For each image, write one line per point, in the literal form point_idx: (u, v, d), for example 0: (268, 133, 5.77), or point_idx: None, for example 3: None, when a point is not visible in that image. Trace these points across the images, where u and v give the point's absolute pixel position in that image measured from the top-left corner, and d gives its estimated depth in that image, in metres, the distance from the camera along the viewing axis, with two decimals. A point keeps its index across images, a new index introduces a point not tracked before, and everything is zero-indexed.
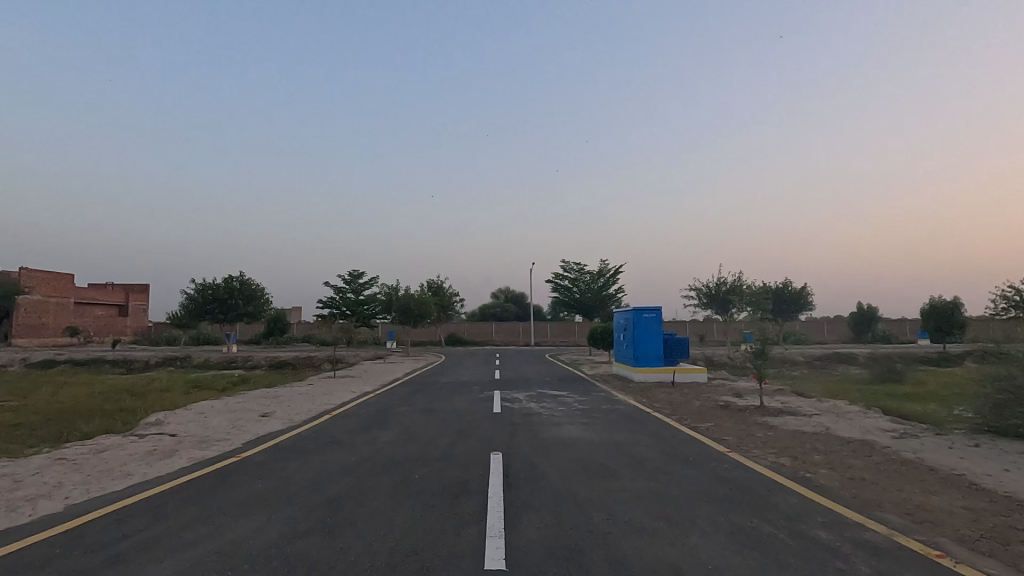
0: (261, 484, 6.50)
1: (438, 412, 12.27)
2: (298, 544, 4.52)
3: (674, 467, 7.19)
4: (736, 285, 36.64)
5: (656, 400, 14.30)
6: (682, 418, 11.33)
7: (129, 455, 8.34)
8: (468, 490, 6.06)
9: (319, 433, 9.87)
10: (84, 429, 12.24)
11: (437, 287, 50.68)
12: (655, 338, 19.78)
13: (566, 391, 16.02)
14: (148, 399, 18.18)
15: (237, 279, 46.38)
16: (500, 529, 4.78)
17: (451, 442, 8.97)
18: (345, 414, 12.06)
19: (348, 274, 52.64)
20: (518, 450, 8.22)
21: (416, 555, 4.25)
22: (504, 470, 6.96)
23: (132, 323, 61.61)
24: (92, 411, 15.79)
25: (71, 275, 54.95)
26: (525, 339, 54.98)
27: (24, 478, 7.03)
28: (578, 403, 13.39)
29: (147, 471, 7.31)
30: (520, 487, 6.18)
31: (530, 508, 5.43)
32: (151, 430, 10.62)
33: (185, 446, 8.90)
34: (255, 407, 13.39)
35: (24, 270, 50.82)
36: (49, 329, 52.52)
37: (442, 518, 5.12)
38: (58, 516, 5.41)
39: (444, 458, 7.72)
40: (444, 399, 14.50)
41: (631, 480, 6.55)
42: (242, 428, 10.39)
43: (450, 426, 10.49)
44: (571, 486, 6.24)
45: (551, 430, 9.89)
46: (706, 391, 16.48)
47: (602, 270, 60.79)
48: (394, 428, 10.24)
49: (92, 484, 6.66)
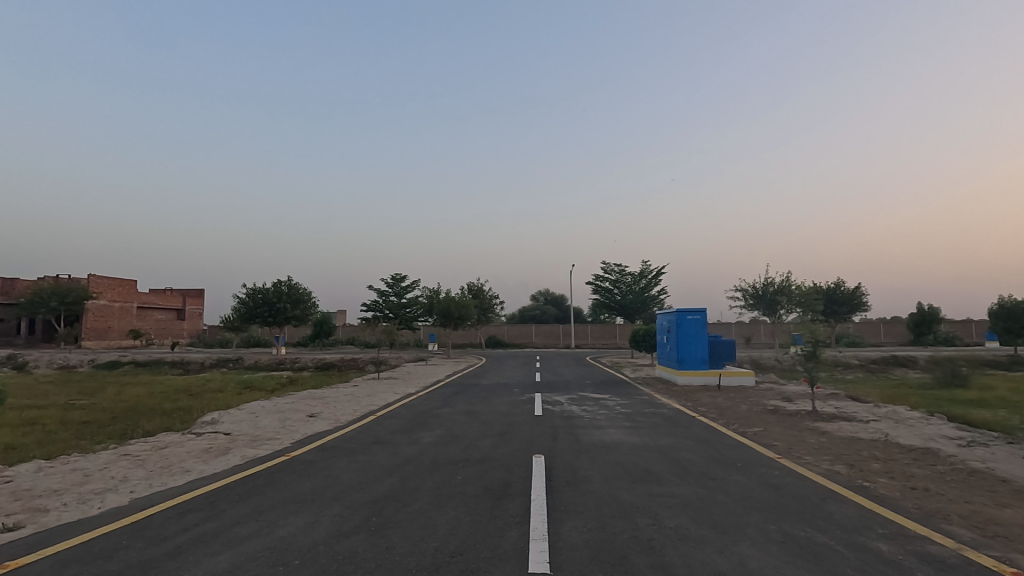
0: (310, 482, 6.68)
1: (479, 414, 12.37)
2: (345, 542, 4.62)
3: (721, 473, 7.00)
4: (786, 285, 35.23)
5: (700, 403, 13.99)
6: (729, 423, 11.02)
7: (187, 452, 8.74)
8: (510, 492, 6.07)
9: (361, 434, 10.02)
10: (146, 427, 12.88)
11: (478, 289, 51.69)
12: (699, 339, 19.28)
13: (608, 394, 15.82)
14: (203, 399, 18.99)
15: (285, 282, 48.02)
16: (543, 533, 4.73)
17: (493, 443, 9.01)
18: (389, 415, 12.29)
19: (392, 276, 53.23)
20: (560, 453, 8.16)
21: (458, 556, 4.27)
22: (546, 473, 6.90)
23: (189, 327, 64.99)
24: (151, 411, 16.58)
25: (134, 281, 58.45)
26: (565, 342, 54.71)
27: (93, 472, 7.46)
28: (621, 406, 13.23)
29: (204, 468, 7.65)
30: (563, 491, 6.12)
31: (573, 512, 5.37)
32: (207, 428, 11.12)
33: (238, 445, 9.24)
34: (304, 408, 13.89)
35: (92, 275, 54.14)
36: (114, 332, 55.81)
37: (485, 520, 5.14)
38: (123, 510, 5.73)
39: (485, 460, 7.76)
40: (485, 402, 14.59)
41: (675, 484, 6.41)
42: (291, 428, 10.76)
43: (491, 427, 10.54)
44: (613, 490, 6.14)
45: (594, 434, 9.78)
46: (754, 395, 15.95)
47: (644, 271, 59.52)
48: (437, 430, 10.37)
49: (154, 480, 7.01)
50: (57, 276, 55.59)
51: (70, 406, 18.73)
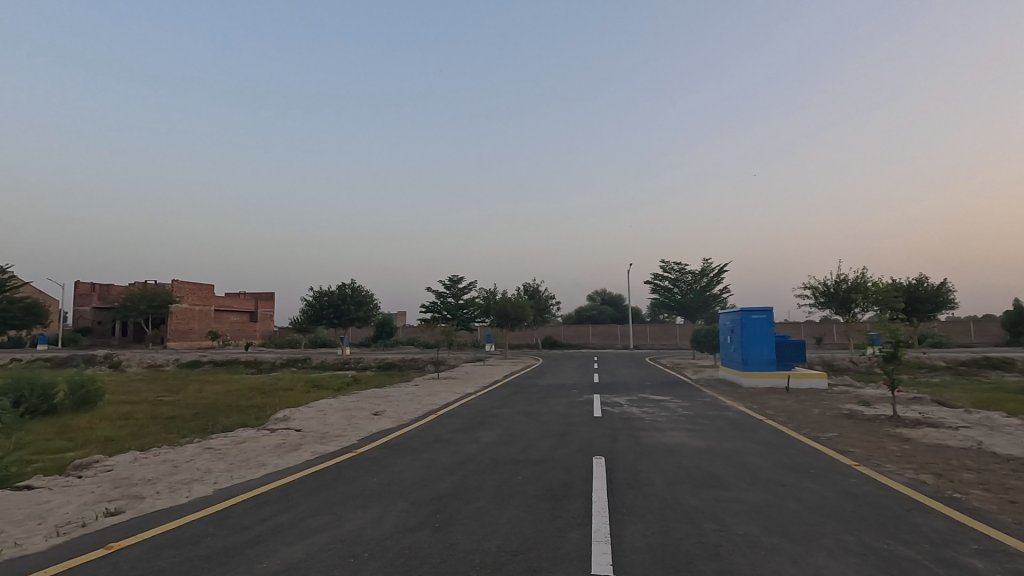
0: (376, 479, 6.92)
1: (538, 415, 12.39)
2: (411, 537, 4.76)
3: (793, 479, 6.68)
4: (861, 283, 33.05)
5: (767, 406, 13.41)
6: (800, 427, 10.50)
7: (263, 447, 9.27)
8: (571, 493, 6.05)
9: (422, 432, 10.25)
10: (225, 423, 13.73)
11: (534, 290, 51.92)
12: (766, 340, 18.47)
13: (670, 396, 15.40)
14: (275, 397, 20.05)
15: (349, 286, 49.91)
16: (605, 535, 4.70)
17: (552, 444, 9.00)
18: (449, 414, 12.52)
19: (449, 278, 54.03)
20: (620, 455, 8.06)
21: (520, 555, 4.29)
22: (607, 475, 6.82)
23: (261, 328, 68.71)
24: (228, 408, 17.68)
25: (211, 286, 62.41)
26: (623, 343, 53.82)
27: (180, 464, 8.06)
28: (683, 408, 12.88)
29: (278, 462, 8.07)
30: (624, 493, 6.04)
31: (635, 514, 5.30)
32: (280, 425, 11.75)
33: (308, 441, 9.70)
34: (368, 406, 14.38)
35: (175, 281, 58.19)
36: (195, 333, 59.77)
37: (546, 520, 5.14)
38: (208, 499, 6.15)
39: (545, 460, 7.76)
40: (543, 402, 14.59)
41: (742, 490, 6.18)
42: (357, 426, 11.18)
43: (550, 428, 10.53)
44: (676, 494, 6.00)
45: (655, 436, 9.57)
46: (827, 398, 15.11)
47: (704, 269, 57.58)
48: (497, 430, 10.47)
49: (234, 472, 7.49)
50: (146, 281, 60.29)
51: (158, 402, 20.26)
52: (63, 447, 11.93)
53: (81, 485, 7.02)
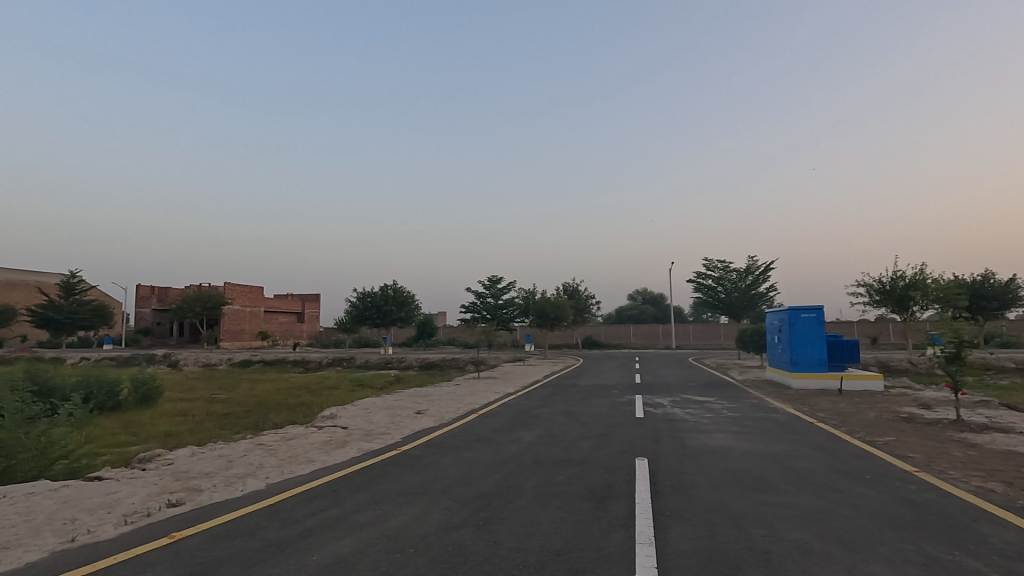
0: (419, 476, 7.03)
1: (579, 415, 12.33)
2: (455, 534, 4.82)
3: (847, 485, 6.41)
4: (920, 280, 31.34)
5: (819, 408, 12.90)
6: (854, 430, 10.07)
7: (311, 443, 9.58)
8: (613, 495, 5.99)
9: (464, 432, 10.35)
10: (275, 420, 14.24)
11: (573, 290, 51.72)
12: (817, 340, 17.79)
13: (714, 397, 15.03)
14: (321, 396, 20.67)
15: (390, 287, 50.94)
16: (649, 537, 4.64)
17: (594, 445, 8.94)
18: (490, 414, 12.60)
19: (488, 279, 54.37)
20: (663, 457, 7.93)
21: (563, 555, 4.29)
22: (650, 477, 6.71)
23: (308, 329, 70.92)
24: (278, 405, 18.33)
25: (261, 288, 64.86)
26: (665, 343, 52.87)
27: (235, 459, 8.42)
28: (729, 410, 12.55)
29: (326, 459, 8.32)
30: (668, 495, 5.94)
31: (680, 517, 5.21)
32: (327, 422, 12.11)
33: (354, 438, 9.95)
34: (410, 405, 14.64)
35: (227, 283, 60.73)
36: (245, 333, 62.27)
37: (588, 521, 5.11)
38: (261, 493, 6.40)
39: (587, 461, 7.72)
40: (584, 402, 14.52)
41: (793, 495, 5.98)
42: (400, 424, 11.41)
43: (591, 429, 10.45)
44: (723, 497, 5.86)
45: (699, 438, 9.37)
46: (884, 401, 14.41)
47: (749, 267, 55.92)
48: (538, 430, 10.48)
49: (285, 468, 7.76)
50: (201, 284, 63.21)
51: (213, 400, 21.19)
52: (128, 441, 12.65)
53: (145, 477, 7.43)
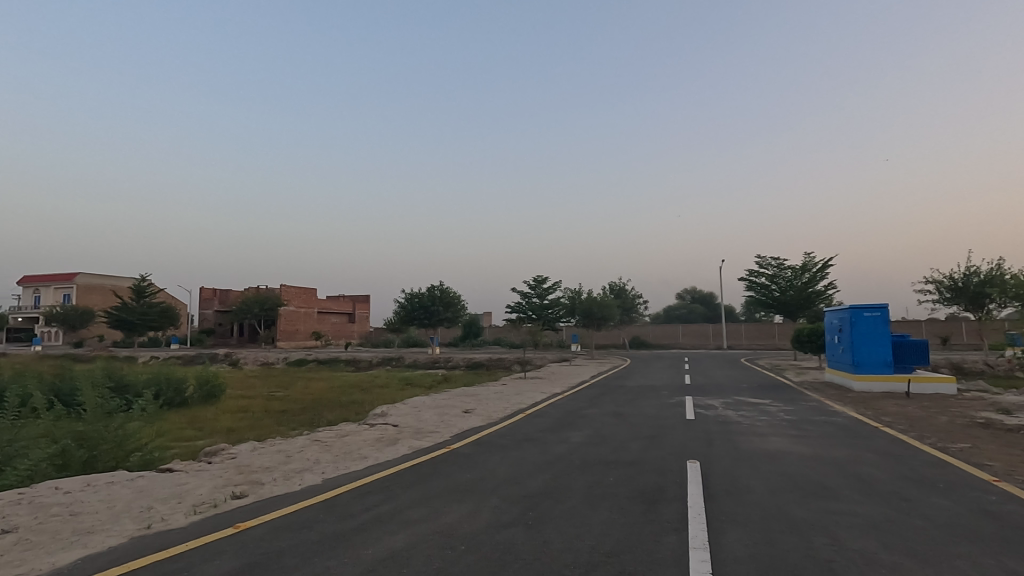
0: (469, 474, 7.12)
1: (627, 416, 12.18)
2: (505, 533, 4.86)
3: (917, 493, 6.06)
4: (996, 276, 29.24)
5: (885, 412, 12.24)
6: (924, 436, 9.50)
7: (365, 440, 9.87)
8: (665, 497, 5.89)
9: (511, 431, 10.40)
10: (329, 417, 14.74)
11: (620, 289, 51.09)
12: (881, 340, 16.89)
13: (769, 399, 14.51)
14: (372, 394, 21.23)
15: (438, 287, 51.72)
16: (703, 542, 4.53)
17: (643, 446, 8.82)
18: (537, 413, 12.62)
19: (533, 278, 54.42)
20: (716, 460, 7.71)
21: (615, 557, 4.25)
22: (703, 481, 6.55)
23: (359, 329, 72.97)
24: (331, 403, 18.94)
25: (314, 289, 67.16)
26: (715, 343, 51.42)
27: (292, 454, 8.77)
28: (786, 413, 12.09)
29: (378, 455, 8.55)
30: (722, 499, 5.78)
31: (734, 522, 5.06)
32: (379, 420, 12.44)
33: (405, 436, 10.18)
34: (458, 403, 14.84)
35: (283, 285, 63.25)
36: (301, 333, 64.67)
37: (640, 523, 5.04)
38: (319, 487, 6.65)
39: (636, 463, 7.61)
40: (632, 403, 14.33)
41: (856, 502, 5.71)
42: (449, 422, 11.57)
43: (640, 430, 10.30)
44: (781, 503, 5.65)
45: (754, 441, 9.06)
46: (957, 404, 13.52)
47: (806, 264, 53.64)
48: (586, 430, 10.41)
49: (340, 463, 8.03)
50: (258, 286, 66.07)
51: (271, 398, 22.09)
52: (194, 436, 13.38)
53: (212, 470, 7.85)
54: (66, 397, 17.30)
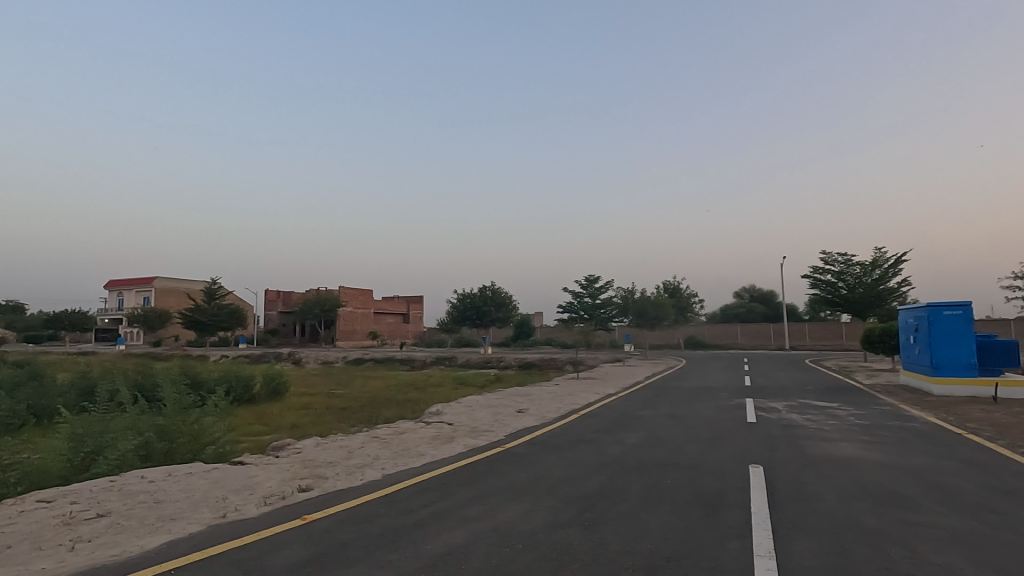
0: (524, 474, 7.15)
1: (684, 417, 11.88)
2: (561, 533, 4.85)
3: (1008, 506, 5.61)
4: None
5: (969, 418, 11.37)
6: (1015, 444, 8.77)
7: (422, 438, 10.09)
8: (727, 502, 5.70)
9: (566, 431, 10.36)
10: (387, 414, 15.17)
11: (674, 288, 49.91)
12: (964, 340, 15.73)
13: (838, 403, 13.77)
14: (427, 393, 21.68)
15: (489, 288, 52.08)
16: (769, 550, 4.36)
17: (702, 449, 8.58)
18: (591, 414, 12.52)
19: (585, 278, 53.97)
20: (781, 465, 7.41)
21: (675, 562, 4.16)
22: (767, 486, 6.29)
23: (413, 329, 74.62)
24: (388, 401, 19.46)
25: (370, 291, 69.20)
26: (777, 343, 49.35)
27: (354, 450, 9.07)
28: (856, 417, 11.44)
29: (435, 453, 8.72)
30: (788, 506, 5.55)
31: (803, 531, 4.83)
32: (435, 418, 12.69)
33: (460, 434, 10.33)
34: (512, 403, 14.93)
35: (342, 287, 65.57)
36: (358, 333, 66.84)
37: (700, 528, 4.91)
38: (379, 483, 6.86)
39: (695, 466, 7.42)
40: (690, 404, 13.97)
41: (936, 514, 5.35)
42: (503, 422, 11.66)
43: (699, 432, 10.03)
44: (852, 512, 5.37)
45: (822, 446, 8.65)
46: None
47: (876, 259, 50.61)
48: (642, 431, 10.23)
49: (399, 460, 8.24)
50: (318, 288, 68.76)
51: (331, 395, 22.97)
52: (262, 430, 14.09)
53: (280, 463, 8.24)
54: (148, 392, 18.62)
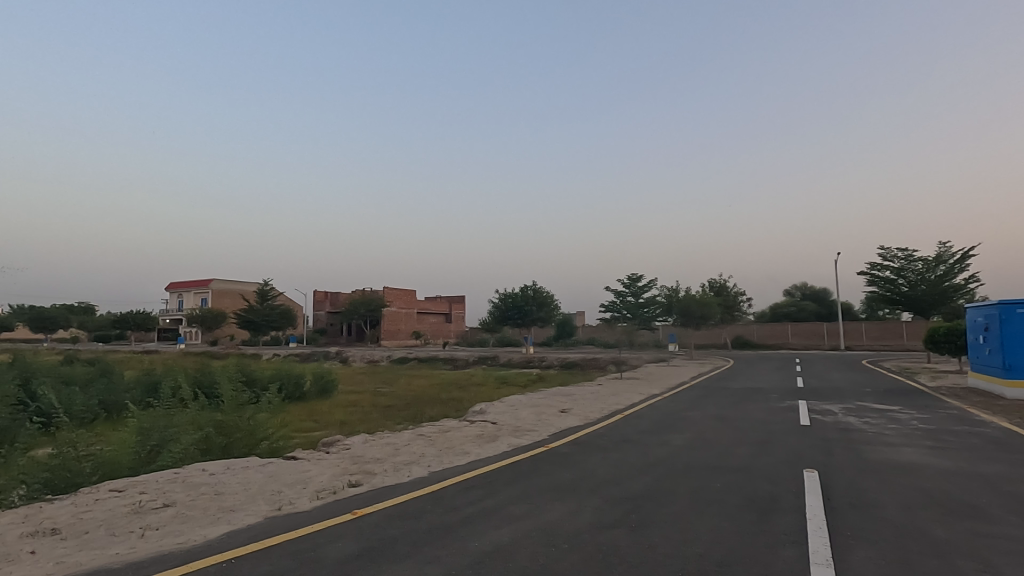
0: (569, 474, 7.12)
1: (733, 419, 11.56)
2: (608, 534, 4.81)
3: None
4: None
5: None
6: None
7: (466, 436, 10.20)
8: (780, 507, 5.52)
9: (610, 432, 10.25)
10: (432, 413, 15.41)
11: (721, 286, 48.61)
12: None
13: (899, 406, 13.10)
14: (470, 392, 21.88)
15: (531, 287, 51.90)
16: (827, 558, 4.20)
17: (753, 452, 8.33)
18: (636, 415, 12.36)
19: (628, 276, 53.26)
20: (837, 469, 7.11)
21: (727, 567, 4.06)
22: (823, 491, 6.05)
23: (455, 328, 75.45)
24: (432, 400, 19.74)
25: (413, 291, 70.36)
26: (831, 343, 47.39)
27: (400, 447, 9.25)
28: (920, 421, 10.86)
29: (480, 451, 8.80)
30: (846, 513, 5.32)
31: (863, 539, 4.63)
32: (479, 417, 12.81)
33: (504, 433, 10.38)
34: (555, 403, 14.90)
35: (386, 287, 66.99)
36: (402, 333, 68.13)
37: (752, 533, 4.77)
38: (425, 480, 6.97)
39: (746, 469, 7.21)
40: (738, 406, 13.59)
41: (1010, 525, 5.03)
42: (547, 421, 11.65)
43: (749, 435, 9.74)
44: (916, 521, 5.11)
45: (882, 451, 8.25)
46: None
47: (940, 254, 47.89)
48: (689, 433, 10.03)
49: (444, 457, 8.36)
50: (364, 289, 70.44)
51: (378, 393, 23.50)
52: (313, 427, 14.56)
53: (331, 459, 8.51)
54: (208, 389, 19.54)
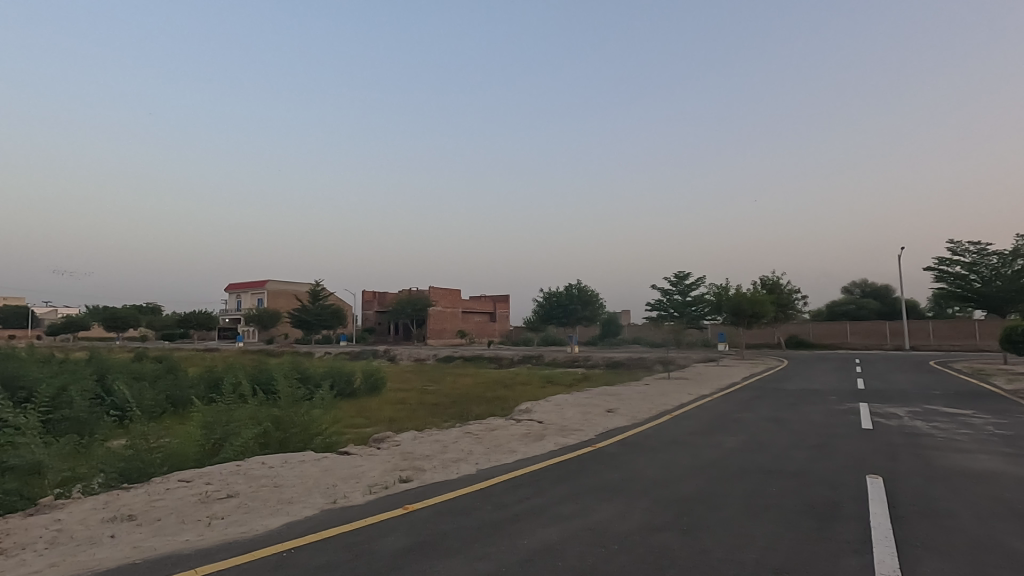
0: (617, 474, 7.05)
1: (789, 422, 11.13)
2: (659, 536, 4.74)
3: None
4: None
5: None
6: None
7: (513, 435, 10.24)
8: (841, 514, 5.29)
9: (659, 433, 10.07)
10: (478, 411, 15.55)
11: (774, 284, 46.84)
12: None
13: (972, 410, 12.28)
14: (515, 391, 21.97)
15: (576, 287, 51.26)
16: (894, 569, 4.00)
17: (811, 456, 8.01)
18: (686, 415, 12.08)
19: (675, 274, 52.13)
20: (903, 476, 6.75)
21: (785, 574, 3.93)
22: (888, 499, 5.76)
23: (500, 327, 75.88)
24: (477, 398, 19.95)
25: (458, 291, 71.22)
26: (894, 343, 44.96)
27: (448, 445, 9.37)
28: (996, 426, 10.15)
29: (526, 450, 8.82)
30: (914, 522, 5.05)
31: (934, 550, 4.38)
32: (524, 415, 12.84)
33: (551, 432, 10.36)
34: (601, 402, 14.76)
35: (431, 287, 68.08)
36: (447, 332, 69.10)
37: (811, 540, 4.60)
38: (473, 477, 7.04)
39: (803, 473, 6.95)
40: (794, 408, 13.07)
41: None
42: (594, 421, 11.55)
43: (805, 438, 9.36)
44: (993, 532, 4.79)
45: (953, 457, 7.77)
46: None
47: (1017, 248, 44.58)
48: (741, 435, 9.73)
49: (491, 455, 8.43)
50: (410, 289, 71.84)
51: (425, 391, 23.92)
52: (363, 423, 14.96)
53: (382, 454, 8.72)
54: (265, 385, 20.41)
